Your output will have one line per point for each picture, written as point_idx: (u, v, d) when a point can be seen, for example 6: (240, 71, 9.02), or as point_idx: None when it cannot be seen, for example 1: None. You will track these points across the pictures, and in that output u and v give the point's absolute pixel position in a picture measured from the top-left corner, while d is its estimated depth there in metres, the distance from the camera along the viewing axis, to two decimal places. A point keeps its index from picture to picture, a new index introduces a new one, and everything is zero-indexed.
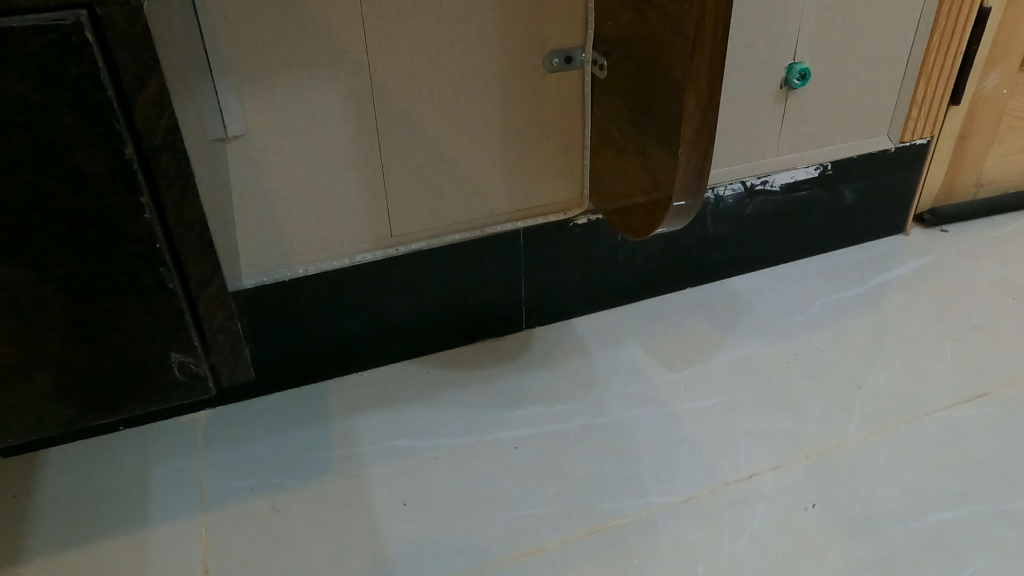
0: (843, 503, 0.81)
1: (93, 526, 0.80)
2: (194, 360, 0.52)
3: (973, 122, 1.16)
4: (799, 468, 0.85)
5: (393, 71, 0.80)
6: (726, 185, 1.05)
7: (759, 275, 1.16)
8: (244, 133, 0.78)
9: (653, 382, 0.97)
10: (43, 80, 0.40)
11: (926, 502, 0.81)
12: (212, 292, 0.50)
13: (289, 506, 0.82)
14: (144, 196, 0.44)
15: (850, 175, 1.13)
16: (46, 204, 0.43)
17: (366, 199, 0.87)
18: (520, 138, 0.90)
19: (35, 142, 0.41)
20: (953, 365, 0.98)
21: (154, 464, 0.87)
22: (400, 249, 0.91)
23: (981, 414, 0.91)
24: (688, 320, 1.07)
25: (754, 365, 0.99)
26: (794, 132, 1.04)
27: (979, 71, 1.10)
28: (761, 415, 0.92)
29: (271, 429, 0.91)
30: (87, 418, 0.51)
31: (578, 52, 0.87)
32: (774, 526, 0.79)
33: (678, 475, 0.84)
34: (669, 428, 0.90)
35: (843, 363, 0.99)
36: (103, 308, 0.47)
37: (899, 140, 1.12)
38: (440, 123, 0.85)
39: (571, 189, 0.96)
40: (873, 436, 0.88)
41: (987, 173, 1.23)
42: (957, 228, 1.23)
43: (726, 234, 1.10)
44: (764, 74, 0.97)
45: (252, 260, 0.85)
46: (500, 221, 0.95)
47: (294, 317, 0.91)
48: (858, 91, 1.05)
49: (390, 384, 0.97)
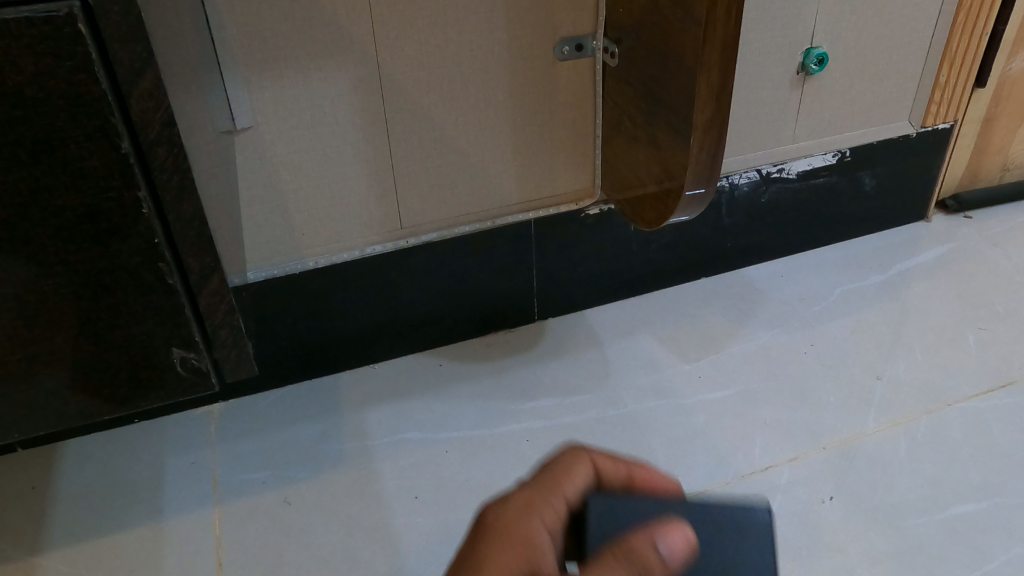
0: (862, 496, 0.79)
1: (108, 519, 0.81)
2: (195, 355, 0.51)
3: (998, 105, 1.12)
4: (816, 460, 0.83)
5: (400, 61, 0.79)
6: (741, 173, 1.03)
7: (775, 264, 1.14)
8: (252, 125, 0.77)
9: (667, 374, 0.95)
10: (38, 71, 0.39)
11: (949, 494, 0.79)
12: (213, 286, 0.50)
13: (301, 499, 0.82)
14: (142, 190, 0.44)
15: (869, 162, 1.10)
16: (44, 198, 0.43)
17: (376, 190, 0.86)
18: (530, 128, 0.89)
19: (33, 135, 0.41)
20: (976, 354, 0.96)
21: (168, 457, 0.87)
22: (410, 241, 0.91)
23: (1005, 404, 0.89)
24: (703, 311, 1.06)
25: (770, 355, 0.97)
26: (811, 118, 1.02)
27: (1005, 53, 1.06)
28: (777, 406, 0.90)
29: (285, 422, 0.91)
30: (93, 413, 0.52)
31: (589, 40, 0.85)
32: (791, 519, 0.77)
33: (692, 467, 0.83)
34: (683, 419, 0.89)
35: (862, 353, 0.97)
36: (103, 303, 0.47)
37: (920, 125, 1.10)
38: (449, 114, 0.84)
39: (582, 179, 0.95)
40: (893, 427, 0.87)
41: (1012, 157, 1.20)
42: (980, 214, 1.20)
43: (741, 222, 1.08)
44: (780, 59, 0.95)
45: (261, 253, 0.85)
46: (510, 212, 0.94)
47: (304, 310, 0.91)
48: (877, 75, 1.02)
49: (401, 376, 0.97)
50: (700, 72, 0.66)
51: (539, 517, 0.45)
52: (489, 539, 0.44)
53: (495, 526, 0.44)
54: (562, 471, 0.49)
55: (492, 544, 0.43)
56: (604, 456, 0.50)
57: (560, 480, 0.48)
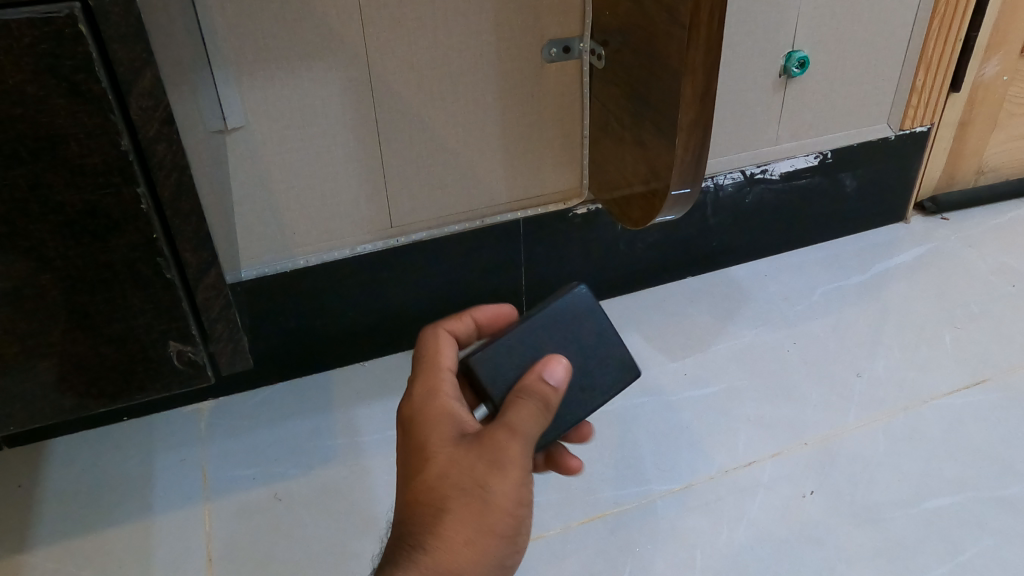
0: (843, 490, 0.81)
1: (97, 516, 0.81)
2: (193, 348, 0.52)
3: (973, 109, 1.15)
4: (798, 455, 0.85)
5: (391, 62, 0.80)
6: (725, 174, 1.05)
7: (759, 264, 1.16)
8: (243, 125, 0.78)
9: (653, 372, 0.97)
10: (39, 71, 0.40)
11: (926, 488, 0.81)
12: (210, 281, 0.50)
13: (291, 495, 0.83)
14: (141, 185, 0.45)
15: (850, 164, 1.12)
16: (45, 194, 0.43)
17: (367, 189, 0.87)
18: (519, 128, 0.90)
19: (33, 132, 0.41)
20: (953, 352, 0.98)
21: (158, 454, 0.88)
22: (400, 240, 0.92)
23: (981, 400, 0.91)
24: (688, 309, 1.07)
25: (754, 353, 0.99)
26: (793, 121, 1.04)
27: (980, 58, 1.09)
28: (761, 403, 0.92)
29: (275, 420, 0.92)
30: (89, 405, 0.52)
31: (576, 42, 0.87)
32: (774, 513, 0.79)
33: (678, 462, 0.85)
34: (669, 416, 0.91)
35: (843, 351, 0.99)
36: (102, 297, 0.48)
37: (899, 128, 1.12)
38: (439, 114, 0.85)
39: (571, 179, 0.97)
40: (872, 423, 0.89)
41: (987, 161, 1.23)
42: (957, 216, 1.23)
43: (726, 223, 1.10)
44: (763, 63, 0.97)
45: (252, 251, 0.86)
46: (499, 212, 0.95)
47: (294, 308, 0.91)
48: (857, 79, 1.05)
49: (391, 373, 0.98)
50: (685, 76, 0.68)
51: (446, 390, 0.52)
52: (423, 416, 0.50)
53: (422, 407, 0.51)
54: (432, 345, 0.55)
55: (427, 424, 0.50)
56: (453, 320, 0.59)
57: (437, 356, 0.55)
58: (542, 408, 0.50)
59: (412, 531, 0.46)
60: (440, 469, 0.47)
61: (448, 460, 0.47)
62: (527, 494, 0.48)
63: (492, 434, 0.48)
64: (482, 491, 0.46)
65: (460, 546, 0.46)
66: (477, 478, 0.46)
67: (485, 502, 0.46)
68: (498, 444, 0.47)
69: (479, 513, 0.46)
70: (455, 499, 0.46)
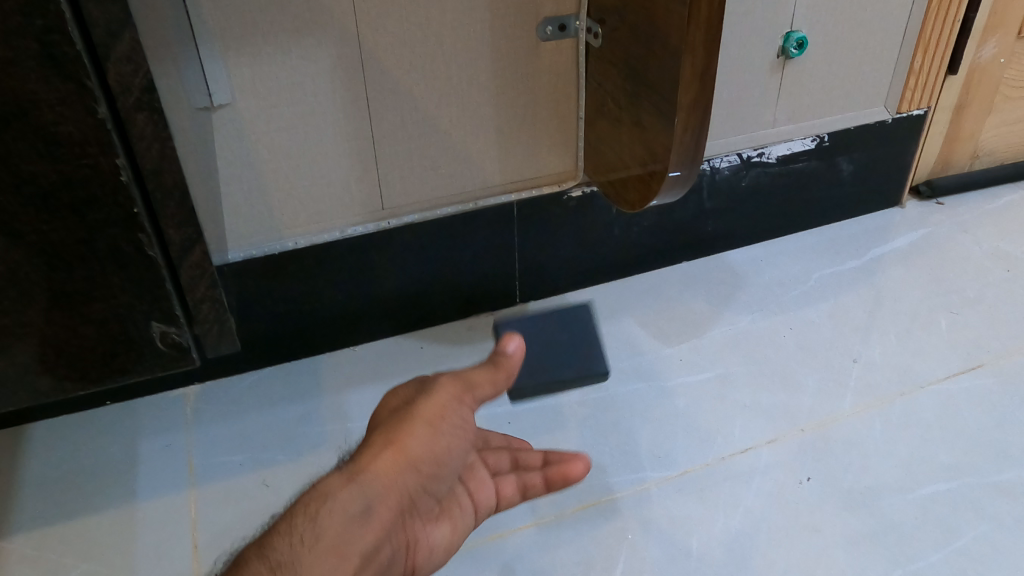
0: (839, 476, 0.80)
1: (78, 502, 0.79)
2: (176, 330, 0.50)
3: (970, 92, 1.14)
4: (795, 441, 0.84)
5: (383, 38, 0.78)
6: (722, 157, 1.04)
7: (754, 249, 1.15)
8: (230, 102, 0.76)
9: (649, 357, 0.96)
10: (9, 31, 0.38)
11: (922, 473, 0.81)
12: (195, 259, 0.48)
13: (280, 481, 0.81)
14: (120, 157, 0.43)
15: (847, 147, 1.11)
16: (15, 163, 0.41)
17: (357, 169, 0.85)
18: (513, 109, 0.88)
19: (4, 97, 0.40)
20: (948, 337, 0.97)
21: (142, 439, 0.86)
22: (391, 222, 0.90)
23: (976, 385, 0.90)
24: (684, 294, 1.06)
25: (750, 339, 0.98)
26: (791, 103, 1.03)
27: (976, 41, 1.08)
28: (757, 389, 0.91)
29: (262, 405, 0.90)
30: (68, 387, 0.50)
31: (573, 20, 0.85)
32: (769, 497, 0.78)
33: (673, 448, 0.84)
34: (664, 401, 0.90)
35: (838, 336, 0.98)
36: (80, 274, 0.46)
37: (896, 111, 1.11)
38: (431, 93, 0.83)
39: (565, 161, 0.95)
40: (868, 408, 0.88)
41: (983, 145, 1.22)
42: (953, 201, 1.22)
43: (722, 206, 1.09)
44: (762, 42, 0.95)
45: (238, 233, 0.83)
46: (492, 194, 0.93)
47: (283, 292, 0.89)
48: (855, 61, 1.03)
49: (382, 359, 0.96)
50: (684, 52, 0.66)
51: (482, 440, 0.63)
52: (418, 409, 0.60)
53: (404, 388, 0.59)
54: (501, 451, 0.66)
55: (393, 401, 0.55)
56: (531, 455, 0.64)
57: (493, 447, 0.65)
58: (469, 388, 0.51)
59: (349, 454, 0.50)
60: (387, 407, 0.52)
61: (390, 404, 0.52)
62: (451, 418, 0.51)
63: (428, 381, 0.53)
64: (407, 411, 0.50)
65: (381, 448, 0.49)
66: (409, 400, 0.51)
67: (415, 422, 0.50)
68: (433, 381, 0.52)
69: (401, 421, 0.50)
70: (385, 421, 0.50)
